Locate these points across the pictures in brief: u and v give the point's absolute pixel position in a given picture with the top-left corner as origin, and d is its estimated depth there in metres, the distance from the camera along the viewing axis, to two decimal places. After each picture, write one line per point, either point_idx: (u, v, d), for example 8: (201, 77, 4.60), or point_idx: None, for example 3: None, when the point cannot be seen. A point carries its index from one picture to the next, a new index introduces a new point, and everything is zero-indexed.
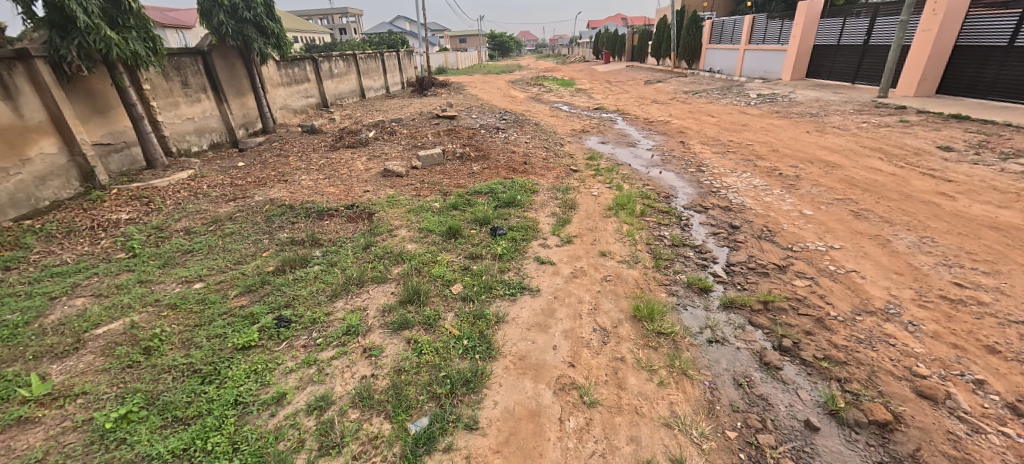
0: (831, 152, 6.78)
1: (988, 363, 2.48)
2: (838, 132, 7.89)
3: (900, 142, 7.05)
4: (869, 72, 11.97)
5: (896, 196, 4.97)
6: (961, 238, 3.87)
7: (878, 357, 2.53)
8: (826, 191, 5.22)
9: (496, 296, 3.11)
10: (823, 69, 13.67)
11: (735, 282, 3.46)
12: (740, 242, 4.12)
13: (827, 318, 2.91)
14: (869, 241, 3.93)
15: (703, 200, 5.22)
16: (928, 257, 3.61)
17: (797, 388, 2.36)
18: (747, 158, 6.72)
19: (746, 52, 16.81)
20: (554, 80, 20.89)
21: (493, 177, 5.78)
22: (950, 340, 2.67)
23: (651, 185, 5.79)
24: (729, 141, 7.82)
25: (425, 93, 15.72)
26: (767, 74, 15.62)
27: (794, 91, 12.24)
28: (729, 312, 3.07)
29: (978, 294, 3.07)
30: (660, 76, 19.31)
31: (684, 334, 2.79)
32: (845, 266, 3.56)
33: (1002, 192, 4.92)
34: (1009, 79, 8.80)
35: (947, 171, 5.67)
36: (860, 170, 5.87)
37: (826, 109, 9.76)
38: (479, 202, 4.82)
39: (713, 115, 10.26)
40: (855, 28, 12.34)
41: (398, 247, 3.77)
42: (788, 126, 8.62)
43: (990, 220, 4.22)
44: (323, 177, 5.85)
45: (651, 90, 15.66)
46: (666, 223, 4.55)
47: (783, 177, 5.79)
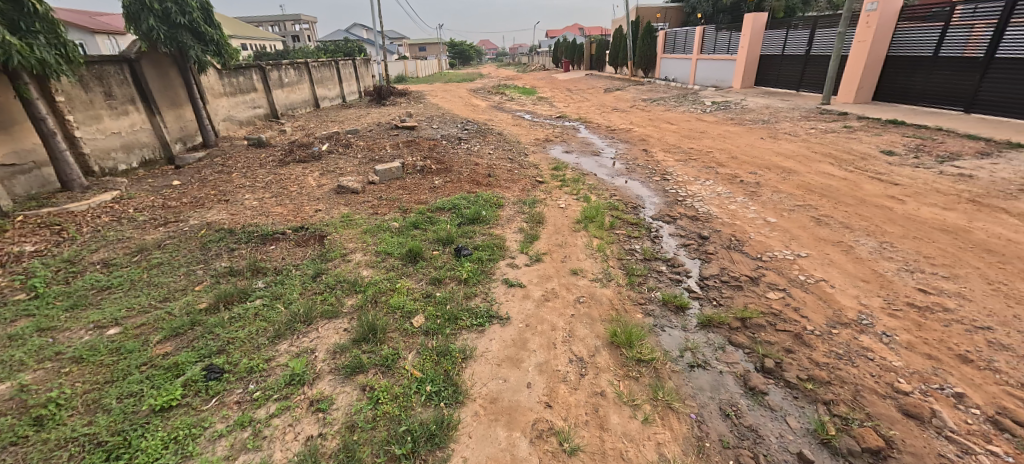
0: (786, 157, 6.99)
1: (964, 373, 2.69)
2: (790, 138, 8.17)
3: (847, 147, 7.37)
4: (812, 81, 12.67)
5: (851, 200, 5.14)
6: (917, 242, 4.14)
7: (860, 374, 2.69)
8: (786, 197, 5.33)
9: (463, 327, 2.84)
10: (769, 77, 14.35)
11: (710, 297, 3.47)
12: (711, 254, 4.11)
13: (805, 333, 3.04)
14: (833, 248, 4.10)
15: (670, 209, 5.19)
16: (890, 263, 3.85)
17: (785, 415, 2.44)
18: (709, 165, 6.80)
19: (698, 61, 17.43)
20: (514, 88, 20.81)
21: (456, 191, 5.51)
22: (924, 350, 2.87)
23: (618, 195, 5.71)
24: (690, 148, 7.92)
25: (383, 103, 15.20)
26: (719, 82, 16.24)
27: (745, 98, 12.73)
28: (708, 331, 3.09)
29: (942, 300, 3.33)
30: (619, 85, 19.70)
31: (664, 360, 2.74)
32: (815, 276, 3.70)
33: (944, 194, 5.20)
34: (936, 87, 9.47)
35: (893, 175, 5.94)
36: (815, 175, 6.06)
37: (777, 116, 10.15)
38: (441, 219, 4.54)
39: (672, 122, 10.44)
40: (797, 39, 13.04)
41: (352, 274, 3.42)
42: (744, 133, 8.87)
43: (937, 224, 4.47)
44: (269, 196, 5.37)
45: (610, 98, 15.86)
46: (636, 236, 4.45)
47: (745, 184, 5.87)
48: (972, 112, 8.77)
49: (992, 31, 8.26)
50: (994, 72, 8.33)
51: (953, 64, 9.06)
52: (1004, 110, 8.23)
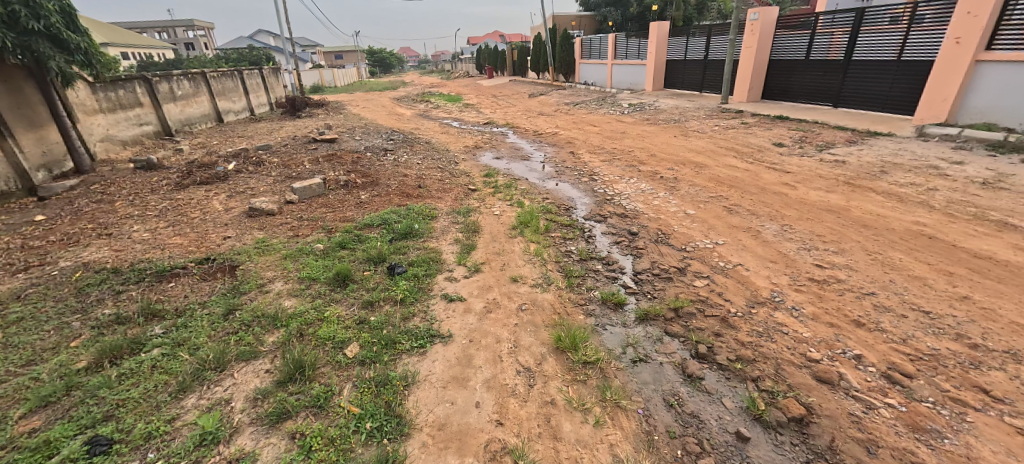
0: (697, 153, 7.58)
1: (859, 336, 3.07)
2: (699, 135, 8.88)
3: (746, 141, 8.18)
4: (712, 82, 13.95)
5: (755, 189, 5.69)
6: (810, 223, 4.68)
7: (779, 348, 2.95)
8: (701, 190, 5.76)
9: (403, 351, 2.67)
10: (676, 80, 15.57)
11: (644, 291, 3.62)
12: (641, 249, 4.30)
13: (730, 316, 3.27)
14: (745, 234, 4.50)
15: (600, 209, 5.36)
16: (791, 243, 4.30)
17: (721, 397, 2.59)
18: (631, 164, 7.17)
19: (613, 66, 18.44)
20: (439, 95, 20.53)
21: (384, 205, 5.25)
22: (827, 319, 3.23)
23: (551, 198, 5.81)
24: (613, 148, 8.31)
25: (298, 115, 14.19)
26: (633, 85, 17.32)
27: (657, 100, 13.69)
28: (645, 325, 3.21)
29: (835, 273, 3.79)
30: (542, 90, 20.25)
31: (609, 358, 2.79)
32: (732, 261, 4.01)
33: (826, 179, 5.95)
34: (810, 86, 10.88)
35: (786, 164, 6.68)
36: (723, 168, 6.63)
37: (685, 116, 11.01)
38: (371, 236, 4.28)
39: (595, 124, 10.90)
40: (697, 45, 14.31)
41: (272, 306, 3.08)
42: (659, 132, 9.49)
43: (823, 206, 5.09)
44: (165, 225, 4.72)
45: (534, 103, 16.23)
46: (571, 237, 4.53)
47: (664, 179, 6.26)
48: (840, 107, 10.19)
49: (848, 37, 9.70)
50: (853, 72, 9.75)
51: (821, 66, 10.48)
52: (863, 103, 9.66)
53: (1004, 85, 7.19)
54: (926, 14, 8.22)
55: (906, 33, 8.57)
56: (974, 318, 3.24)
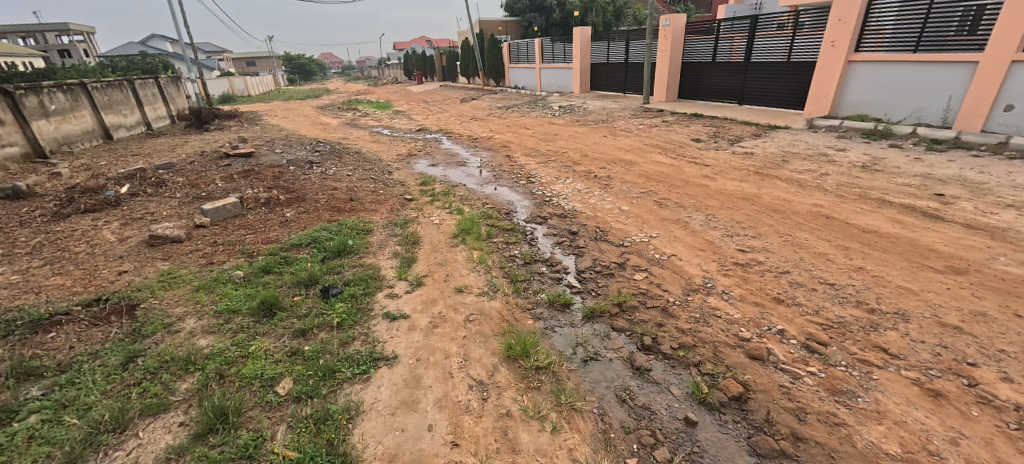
0: (626, 151, 7.94)
1: (780, 313, 3.36)
2: (626, 134, 9.32)
3: (669, 138, 8.71)
4: (633, 84, 14.76)
5: (680, 183, 6.06)
6: (730, 211, 5.07)
7: (715, 332, 3.13)
8: (632, 186, 6.03)
9: (344, 380, 2.47)
10: (600, 82, 16.27)
11: (589, 289, 3.68)
12: (582, 247, 4.39)
13: (669, 305, 3.42)
14: (675, 226, 4.76)
15: (539, 211, 5.41)
16: (716, 231, 4.62)
17: (668, 386, 2.69)
18: (566, 165, 7.34)
19: (541, 70, 18.89)
20: (367, 102, 19.75)
21: (313, 221, 4.89)
22: (752, 300, 3.50)
23: (490, 203, 5.76)
24: (548, 150, 8.46)
25: (206, 128, 12.89)
26: (561, 88, 17.85)
27: (585, 101, 14.21)
28: (593, 323, 3.26)
29: (755, 256, 4.12)
30: (473, 94, 20.22)
31: (560, 361, 2.79)
32: (666, 252, 4.22)
33: (739, 170, 6.50)
34: (718, 85, 11.88)
35: (705, 158, 7.21)
36: (650, 164, 7.00)
37: (612, 116, 11.52)
38: (299, 257, 3.96)
39: (528, 127, 11.05)
40: (617, 49, 15.08)
41: (185, 348, 2.71)
42: (590, 132, 9.84)
43: (739, 194, 5.55)
44: (39, 264, 4.00)
45: (467, 108, 16.15)
46: (513, 241, 4.51)
47: (598, 178, 6.47)
48: (744, 104, 11.22)
49: (746, 41, 10.72)
50: (753, 72, 10.80)
51: (726, 67, 11.49)
52: (763, 100, 10.72)
53: (871, 82, 8.38)
54: (807, 20, 9.32)
55: (792, 37, 9.65)
56: (869, 285, 3.69)
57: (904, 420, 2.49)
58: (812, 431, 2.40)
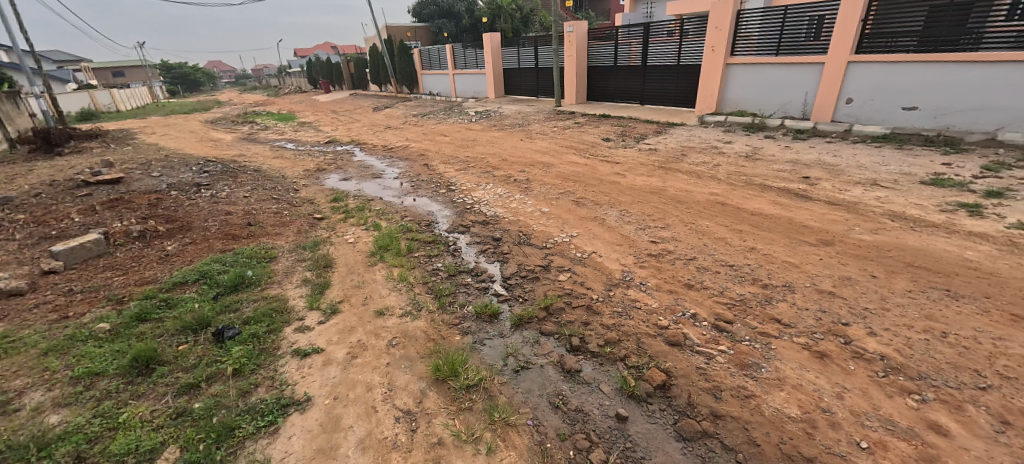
0: (542, 153, 8.13)
1: (692, 297, 3.60)
2: (542, 137, 9.55)
3: (581, 139, 9.08)
4: (545, 87, 15.24)
5: (595, 181, 6.33)
6: (641, 205, 5.38)
7: (636, 323, 3.27)
8: (551, 188, 6.16)
9: (247, 437, 2.16)
10: (514, 87, 16.58)
11: (516, 295, 3.65)
12: (506, 253, 4.36)
13: (593, 302, 3.51)
14: (593, 223, 4.93)
15: (461, 219, 5.29)
16: (630, 225, 4.87)
17: (598, 384, 2.74)
18: (485, 170, 7.31)
19: (455, 76, 18.78)
20: (266, 114, 18.12)
21: (203, 254, 4.30)
22: (667, 288, 3.72)
23: (409, 215, 5.52)
24: (466, 157, 8.35)
25: (60, 152, 10.87)
26: (476, 93, 17.89)
27: (500, 106, 14.37)
28: (522, 330, 3.23)
29: (666, 246, 4.40)
30: (386, 102, 19.50)
31: (492, 375, 2.72)
32: (587, 250, 4.34)
33: (646, 165, 6.96)
34: (621, 87, 12.69)
35: (615, 156, 7.60)
36: (566, 165, 7.22)
37: (527, 120, 11.76)
38: (186, 298, 3.44)
39: (445, 134, 10.87)
40: (527, 54, 15.44)
41: (28, 430, 2.20)
42: (507, 136, 9.91)
43: (648, 189, 5.92)
44: None
45: (379, 116, 15.51)
46: (436, 253, 4.35)
47: (518, 182, 6.53)
48: (645, 103, 12.10)
49: (642, 46, 11.57)
50: (650, 75, 11.68)
51: (627, 70, 12.31)
52: (661, 100, 11.65)
53: (747, 81, 9.51)
54: (690, 27, 10.30)
55: (680, 43, 10.60)
56: (761, 262, 4.12)
57: (799, 383, 2.79)
58: (727, 407, 2.59)
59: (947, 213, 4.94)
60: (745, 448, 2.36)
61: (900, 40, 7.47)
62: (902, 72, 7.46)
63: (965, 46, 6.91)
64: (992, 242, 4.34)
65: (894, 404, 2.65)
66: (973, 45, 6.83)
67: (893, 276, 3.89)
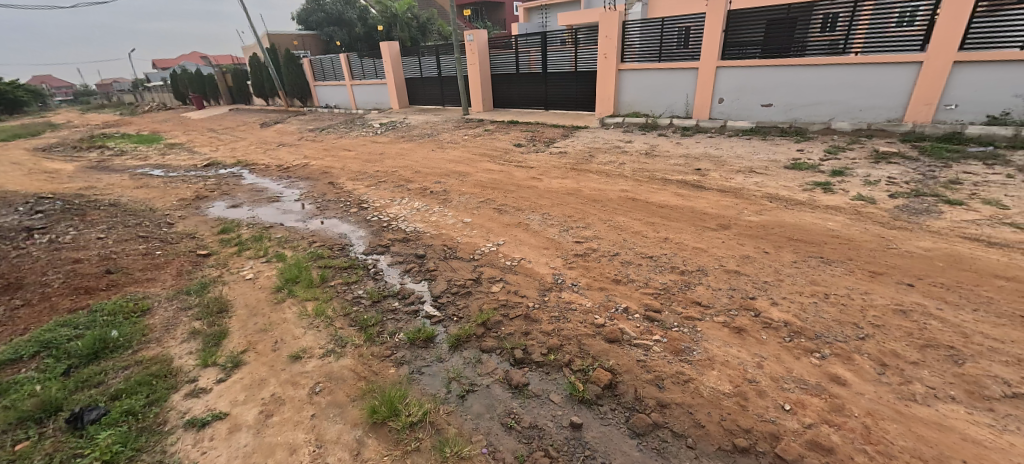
0: (456, 163, 7.96)
1: (622, 292, 3.72)
2: (453, 146, 9.38)
3: (493, 146, 9.09)
4: (450, 96, 15.10)
5: (513, 187, 6.33)
6: (561, 207, 5.50)
7: (575, 325, 3.27)
8: (470, 197, 6.02)
9: None
10: (417, 97, 16.17)
11: (450, 314, 3.44)
12: (433, 270, 4.11)
13: (530, 310, 3.44)
14: (517, 229, 4.90)
15: (378, 238, 4.92)
16: (554, 228, 4.92)
17: (548, 395, 2.67)
18: (399, 184, 6.93)
19: (352, 87, 17.78)
20: (122, 137, 15.37)
21: (44, 317, 3.39)
22: (597, 286, 3.80)
23: (318, 240, 4.99)
24: (376, 171, 7.85)
25: None
26: (378, 105, 17.11)
27: (406, 117, 13.89)
28: (461, 351, 3.04)
29: (591, 244, 4.53)
30: (275, 117, 17.75)
31: (436, 407, 2.51)
32: (515, 257, 4.28)
33: (559, 168, 7.17)
34: (525, 93, 13.04)
35: (529, 161, 7.72)
36: (482, 173, 7.15)
37: (435, 129, 11.50)
38: (23, 378, 2.67)
39: (348, 149, 10.15)
40: (428, 63, 15.17)
41: None
42: (417, 148, 9.56)
43: (564, 191, 6.08)
44: None
45: (269, 133, 14.03)
46: (354, 280, 3.96)
47: (435, 194, 6.28)
48: (549, 109, 12.57)
49: (541, 54, 12.02)
50: (551, 81, 12.18)
51: (529, 78, 12.69)
52: (564, 105, 12.19)
53: (637, 85, 10.35)
54: (582, 37, 10.93)
55: (575, 51, 11.21)
56: (675, 251, 4.42)
57: (726, 359, 3.00)
58: (670, 395, 2.67)
59: (809, 191, 5.81)
60: (692, 431, 2.45)
61: (748, 50, 8.77)
62: (758, 74, 8.68)
63: (794, 53, 8.30)
64: (844, 213, 5.18)
65: (802, 364, 2.97)
66: (800, 52, 8.22)
67: (780, 250, 4.43)
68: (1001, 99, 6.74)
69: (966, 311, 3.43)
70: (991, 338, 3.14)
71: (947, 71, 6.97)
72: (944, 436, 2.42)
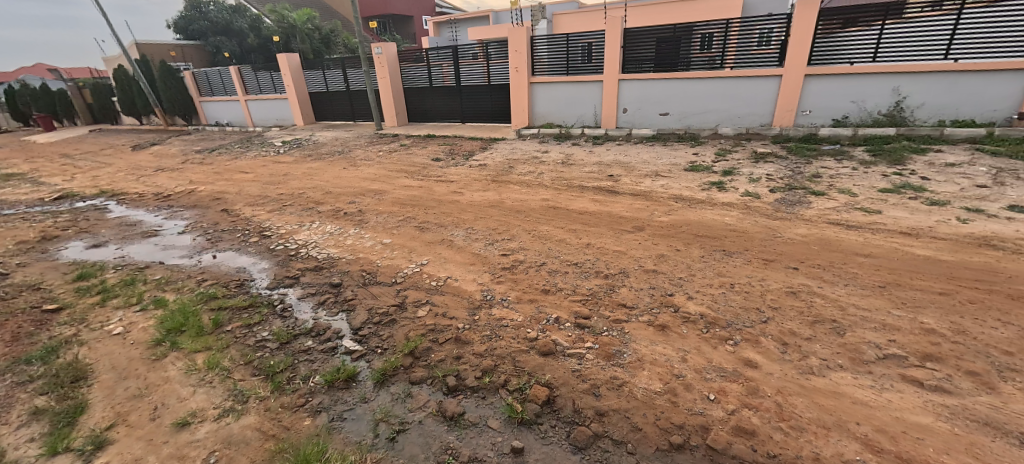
0: (371, 180, 7.54)
1: (551, 302, 3.70)
2: (367, 163, 8.89)
3: (410, 161, 8.78)
4: (361, 111, 14.40)
5: (434, 203, 6.12)
6: (485, 220, 5.42)
7: (508, 342, 3.17)
8: (388, 216, 5.70)
9: None
10: (324, 112, 15.20)
11: (373, 347, 3.15)
12: (351, 300, 3.76)
13: (461, 332, 3.28)
14: (441, 247, 4.72)
15: (285, 269, 4.42)
16: (478, 242, 4.82)
17: (486, 422, 2.53)
18: (307, 207, 6.35)
19: (247, 102, 16.20)
20: None
21: None
22: (527, 298, 3.75)
23: (211, 277, 4.34)
24: (279, 194, 7.14)
25: None
26: (279, 121, 15.77)
27: (312, 134, 12.94)
28: (388, 387, 2.78)
29: (517, 256, 4.49)
30: (152, 138, 15.50)
31: (363, 458, 2.26)
32: (441, 277, 4.09)
33: (479, 181, 7.10)
34: (440, 107, 12.87)
35: (448, 175, 7.55)
36: (400, 190, 6.83)
37: (346, 146, 10.84)
38: None
39: (245, 171, 9.14)
40: (334, 77, 14.37)
41: None
42: (326, 166, 8.91)
43: (487, 204, 6.02)
44: None
45: (145, 156, 12.19)
46: (257, 320, 3.48)
47: (349, 215, 5.84)
48: (466, 121, 12.54)
49: (453, 67, 11.98)
50: (466, 94, 12.18)
51: (443, 91, 12.57)
52: (480, 118, 12.24)
53: (548, 97, 10.72)
54: (493, 51, 11.09)
55: (487, 65, 11.35)
56: (598, 256, 4.55)
57: (654, 358, 3.11)
58: (607, 402, 2.68)
59: (707, 191, 6.39)
60: (631, 436, 2.47)
61: (643, 65, 9.52)
62: (655, 86, 9.45)
63: (681, 68, 9.20)
64: (737, 208, 5.77)
65: (719, 353, 3.17)
66: (685, 67, 9.15)
67: (689, 247, 4.77)
68: (842, 104, 8.08)
69: (841, 287, 3.95)
70: (862, 308, 3.64)
71: (801, 83, 8.20)
72: (839, 403, 2.72)
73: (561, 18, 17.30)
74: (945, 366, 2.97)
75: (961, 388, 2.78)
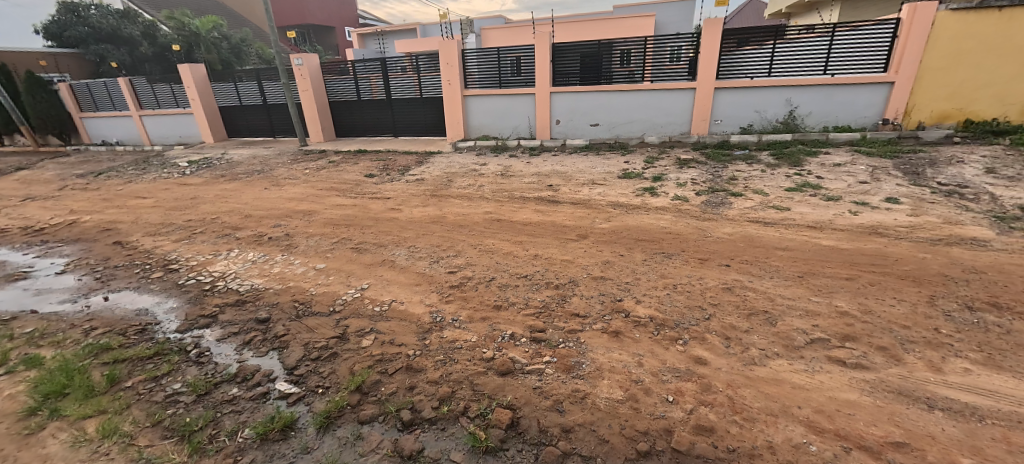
0: (297, 201, 6.96)
1: (505, 318, 3.59)
2: (292, 182, 8.22)
3: (340, 178, 8.25)
4: (281, 126, 13.40)
5: (370, 221, 5.77)
6: (427, 237, 5.19)
7: (464, 365, 3.00)
8: (320, 239, 5.26)
9: None
10: (238, 128, 13.95)
11: (312, 387, 2.82)
12: (282, 336, 3.36)
13: (411, 359, 3.04)
14: (382, 268, 4.43)
15: (199, 307, 3.86)
16: (423, 261, 4.59)
17: (447, 457, 2.34)
18: (223, 234, 5.68)
19: (142, 118, 14.39)
20: None
21: None
22: (480, 316, 3.60)
23: (102, 323, 3.67)
24: (187, 221, 6.32)
25: None
26: (183, 139, 14.18)
27: (224, 152, 11.77)
28: (334, 432, 2.49)
29: (465, 273, 4.34)
30: (17, 162, 13.16)
31: None
32: (384, 301, 3.81)
33: (417, 196, 6.84)
34: (370, 121, 12.36)
35: (384, 191, 7.20)
36: (331, 210, 6.37)
37: (266, 164, 9.97)
38: None
39: (143, 196, 8.03)
40: (248, 90, 13.26)
41: None
42: (243, 187, 8.09)
43: (428, 220, 5.79)
44: None
45: (7, 184, 10.28)
46: (167, 371, 2.98)
47: (275, 240, 5.31)
48: (399, 135, 12.16)
49: (382, 80, 11.58)
50: (397, 108, 11.82)
51: (373, 104, 12.09)
52: (413, 131, 11.94)
53: (482, 109, 10.72)
54: (423, 64, 10.88)
55: (418, 79, 11.10)
56: (546, 266, 4.53)
57: (611, 365, 3.10)
58: (571, 417, 2.61)
59: (641, 196, 6.71)
60: (599, 450, 2.41)
61: (570, 78, 9.87)
62: (583, 99, 9.82)
63: (604, 81, 9.67)
64: (669, 211, 6.09)
65: (671, 353, 3.26)
66: (609, 80, 9.64)
67: (631, 251, 4.93)
68: (747, 114, 8.96)
69: (768, 280, 4.27)
70: (787, 297, 3.96)
71: (711, 95, 8.97)
72: (781, 389, 2.88)
73: (489, 32, 17.50)
74: (861, 344, 3.28)
75: (876, 363, 3.08)
